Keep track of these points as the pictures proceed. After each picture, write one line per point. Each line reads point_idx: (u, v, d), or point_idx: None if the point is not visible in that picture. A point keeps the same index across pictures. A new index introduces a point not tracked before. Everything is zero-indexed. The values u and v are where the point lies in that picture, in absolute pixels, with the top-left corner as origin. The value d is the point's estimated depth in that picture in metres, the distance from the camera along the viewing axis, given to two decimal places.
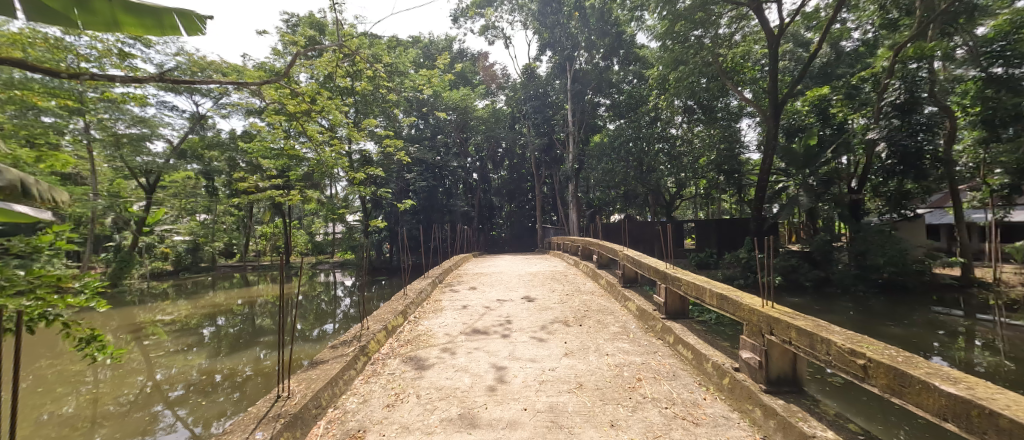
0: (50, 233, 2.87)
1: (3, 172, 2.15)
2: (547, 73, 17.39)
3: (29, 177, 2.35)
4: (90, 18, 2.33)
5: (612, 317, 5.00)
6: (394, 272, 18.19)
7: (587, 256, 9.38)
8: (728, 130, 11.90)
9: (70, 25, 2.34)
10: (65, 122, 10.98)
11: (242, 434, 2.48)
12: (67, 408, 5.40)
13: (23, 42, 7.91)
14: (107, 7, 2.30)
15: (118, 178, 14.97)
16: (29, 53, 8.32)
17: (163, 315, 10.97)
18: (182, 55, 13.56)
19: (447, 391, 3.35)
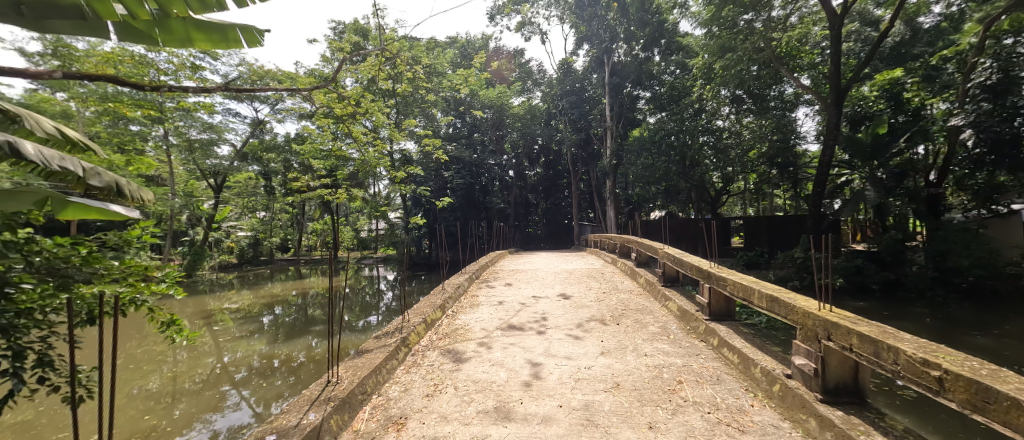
0: (138, 229, 3.23)
1: (102, 174, 2.71)
2: (585, 67, 17.06)
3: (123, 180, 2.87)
4: (168, 37, 2.41)
5: (651, 317, 4.83)
6: (433, 268, 18.67)
7: (626, 254, 9.12)
8: (783, 120, 10.92)
9: (152, 44, 2.43)
10: (147, 132, 12.27)
11: (297, 415, 2.66)
12: (153, 383, 5.97)
13: (115, 60, 8.90)
14: (181, 26, 2.38)
15: (191, 179, 16.48)
16: (120, 69, 9.34)
17: (229, 303, 11.96)
18: (244, 65, 14.65)
19: (483, 384, 3.37)
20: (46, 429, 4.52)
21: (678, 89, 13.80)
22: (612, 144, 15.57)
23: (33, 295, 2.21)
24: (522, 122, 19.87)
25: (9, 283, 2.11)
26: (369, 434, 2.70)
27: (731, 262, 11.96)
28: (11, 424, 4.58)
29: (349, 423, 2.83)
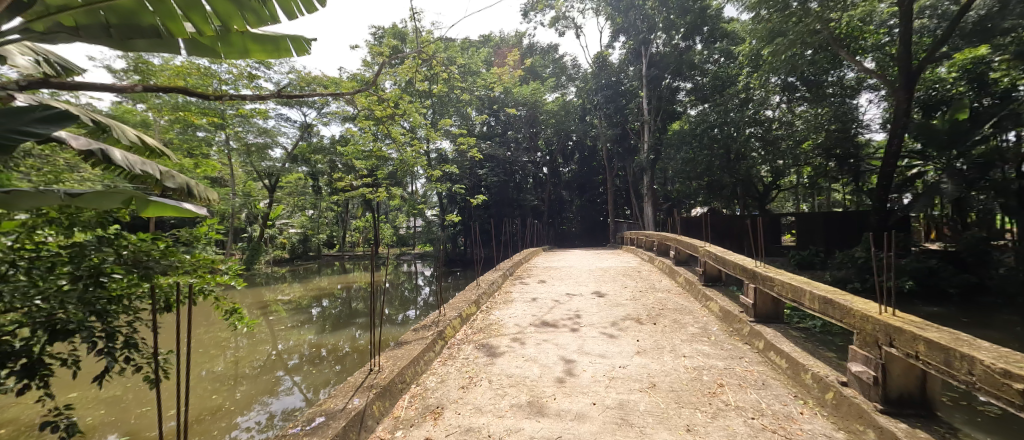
0: (205, 226, 3.50)
1: (178, 178, 3.37)
2: (621, 61, 16.61)
3: (193, 181, 3.48)
4: (230, 49, 2.84)
5: (690, 317, 4.64)
6: (468, 265, 18.97)
7: (664, 252, 8.82)
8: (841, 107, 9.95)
9: (215, 56, 2.84)
10: (211, 138, 13.36)
11: (342, 400, 2.81)
12: (218, 366, 6.47)
13: (185, 73, 9.76)
14: (242, 40, 2.81)
15: (248, 180, 17.74)
16: (189, 81, 10.21)
17: (282, 295, 12.79)
18: (294, 72, 15.54)
19: (516, 379, 3.37)
20: (133, 403, 5.03)
21: (722, 80, 13.19)
22: (650, 139, 15.13)
23: (120, 284, 2.46)
24: (556, 119, 19.69)
25: (103, 273, 2.36)
26: (407, 422, 2.79)
27: (780, 262, 11.29)
28: (104, 398, 5.13)
29: (389, 409, 2.94)
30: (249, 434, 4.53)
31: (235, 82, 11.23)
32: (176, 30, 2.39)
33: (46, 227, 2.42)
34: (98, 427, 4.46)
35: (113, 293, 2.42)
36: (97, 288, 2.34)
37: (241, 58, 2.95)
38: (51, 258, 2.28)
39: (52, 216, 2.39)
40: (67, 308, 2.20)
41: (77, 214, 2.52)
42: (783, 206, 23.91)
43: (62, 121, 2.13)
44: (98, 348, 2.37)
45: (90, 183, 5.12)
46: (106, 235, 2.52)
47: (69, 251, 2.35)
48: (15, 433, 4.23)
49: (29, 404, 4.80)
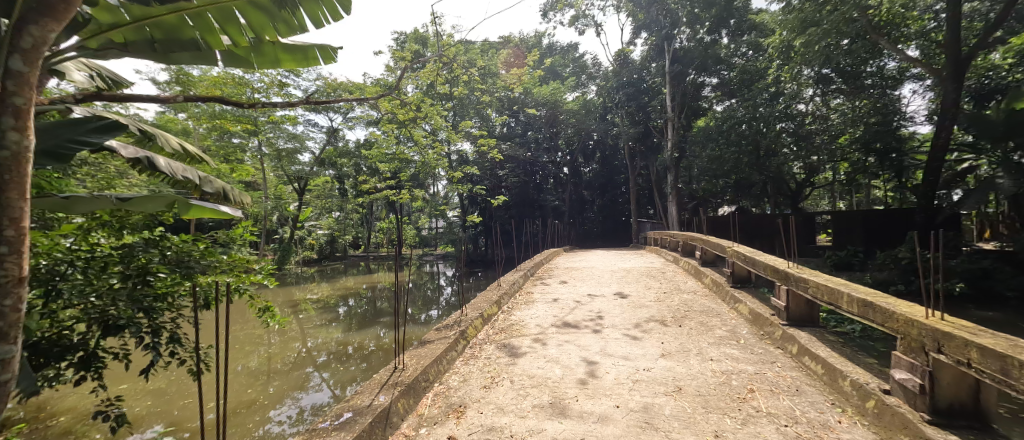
0: (240, 228, 3.65)
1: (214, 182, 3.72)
2: (643, 57, 16.31)
3: (228, 187, 3.85)
4: (263, 59, 3.23)
5: (718, 320, 4.49)
6: (489, 265, 19.06)
7: (689, 253, 8.58)
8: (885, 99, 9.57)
9: (249, 66, 3.23)
10: (245, 144, 13.93)
11: (368, 396, 2.85)
12: (252, 362, 6.72)
13: (222, 84, 10.26)
14: (274, 50, 3.18)
15: (279, 184, 18.40)
16: (224, 90, 10.69)
17: (311, 294, 13.21)
18: (321, 79, 16.02)
19: (538, 379, 3.34)
20: (175, 395, 5.28)
21: (750, 73, 12.64)
22: (673, 137, 14.81)
23: (164, 282, 2.94)
24: (577, 118, 19.49)
25: (149, 272, 2.86)
26: (431, 420, 2.81)
27: (814, 263, 10.80)
28: (149, 390, 5.39)
29: (413, 407, 2.97)
30: (282, 427, 4.68)
31: (267, 90, 11.66)
32: (214, 42, 2.81)
33: (101, 229, 2.97)
34: (145, 418, 4.70)
35: (158, 290, 2.89)
36: (143, 285, 2.85)
37: (270, 69, 3.34)
38: (104, 258, 2.75)
39: (104, 219, 2.94)
40: (119, 305, 2.66)
41: (126, 217, 3.09)
42: (818, 203, 22.83)
43: (112, 130, 2.55)
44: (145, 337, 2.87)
45: (138, 188, 5.44)
46: (152, 235, 3.05)
47: (119, 252, 2.84)
48: (72, 421, 4.50)
49: (84, 394, 5.10)
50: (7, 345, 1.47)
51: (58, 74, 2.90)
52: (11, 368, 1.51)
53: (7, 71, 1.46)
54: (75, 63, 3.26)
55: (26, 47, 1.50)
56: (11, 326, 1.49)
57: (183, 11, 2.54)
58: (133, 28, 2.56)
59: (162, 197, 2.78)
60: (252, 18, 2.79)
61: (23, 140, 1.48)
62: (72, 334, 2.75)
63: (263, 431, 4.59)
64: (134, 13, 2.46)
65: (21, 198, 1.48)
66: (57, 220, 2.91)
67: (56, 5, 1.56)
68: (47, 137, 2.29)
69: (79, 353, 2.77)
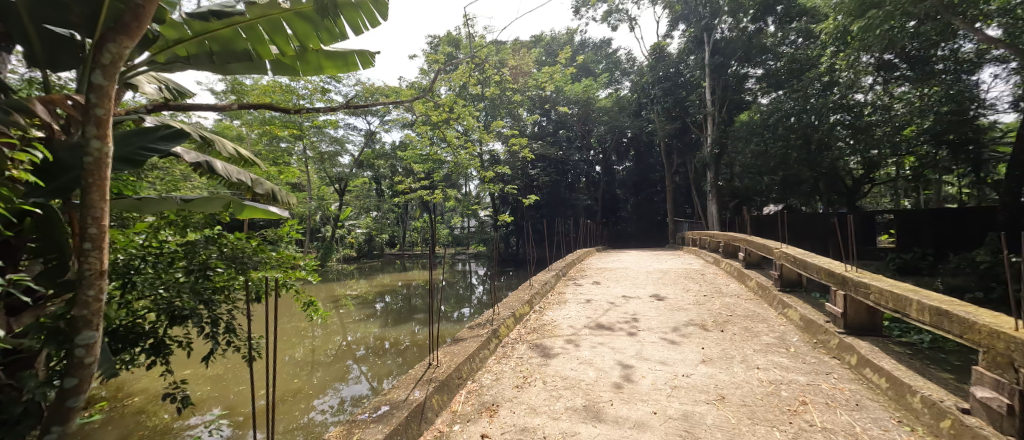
0: (287, 226, 3.78)
1: (264, 184, 3.92)
2: (680, 50, 15.76)
3: (277, 189, 4.04)
4: (307, 66, 3.36)
5: (764, 325, 4.23)
6: (521, 264, 19.08)
7: (731, 254, 8.14)
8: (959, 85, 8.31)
9: (295, 74, 3.37)
10: (292, 148, 14.65)
11: (404, 391, 2.90)
12: (298, 353, 7.04)
13: (271, 92, 10.87)
14: (317, 57, 3.30)
15: (322, 185, 19.30)
16: (274, 97, 11.33)
17: (351, 290, 13.75)
18: (360, 84, 16.65)
19: (572, 381, 3.26)
20: (231, 382, 5.59)
21: (800, 62, 11.72)
22: (713, 132, 14.16)
23: (222, 277, 3.12)
24: (610, 115, 19.07)
25: (209, 267, 3.05)
26: (464, 417, 2.82)
27: (873, 266, 9.99)
28: (209, 375, 5.76)
29: (447, 403, 2.99)
30: (325, 416, 4.87)
31: (311, 96, 12.20)
32: (264, 52, 3.00)
33: (167, 228, 3.27)
34: (205, 401, 5.04)
35: (216, 283, 3.07)
36: (204, 279, 3.04)
37: (314, 75, 3.48)
38: (171, 254, 3.04)
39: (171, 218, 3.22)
40: (183, 297, 2.91)
41: (190, 217, 3.36)
42: (877, 201, 21.08)
43: (177, 138, 2.69)
44: (205, 327, 3.12)
45: (199, 190, 5.85)
46: (211, 233, 3.28)
47: (183, 248, 3.08)
48: (145, 401, 4.91)
49: (154, 377, 5.52)
50: (89, 333, 1.62)
51: (132, 86, 3.14)
52: (92, 355, 1.66)
53: (91, 85, 1.59)
54: (145, 76, 3.52)
55: (105, 62, 1.60)
56: (94, 315, 1.63)
57: (237, 24, 2.73)
58: (194, 42, 2.74)
59: (219, 197, 2.96)
60: (298, 29, 2.94)
61: (104, 147, 1.61)
62: (145, 322, 3.08)
63: (307, 418, 4.81)
64: (196, 28, 2.67)
65: (103, 200, 1.62)
66: (131, 219, 3.20)
67: (130, 23, 1.66)
68: (123, 145, 2.47)
69: (151, 339, 3.09)
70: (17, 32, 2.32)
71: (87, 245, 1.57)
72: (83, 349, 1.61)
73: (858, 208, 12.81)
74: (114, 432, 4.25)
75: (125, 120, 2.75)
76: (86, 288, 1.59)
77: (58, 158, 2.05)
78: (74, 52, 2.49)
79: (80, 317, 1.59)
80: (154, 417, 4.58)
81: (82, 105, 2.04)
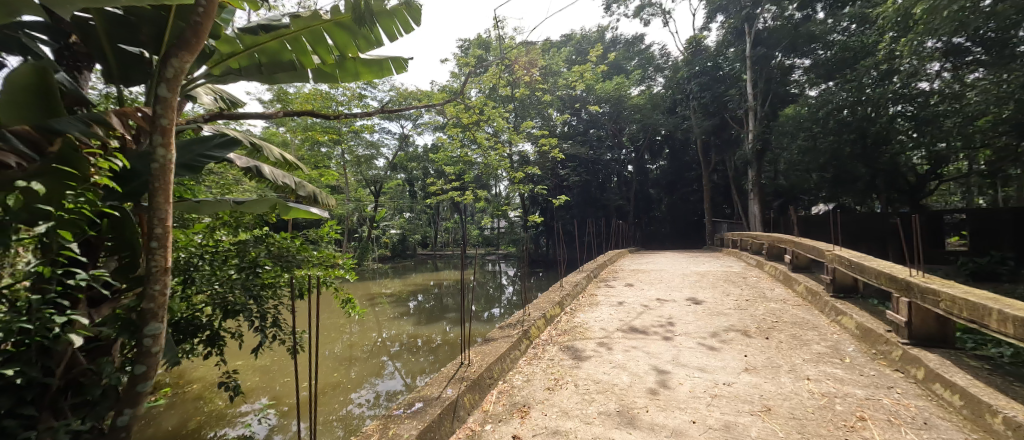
0: (328, 227, 3.87)
1: (306, 187, 4.09)
2: (719, 42, 15.09)
3: (318, 192, 4.21)
4: (346, 74, 3.45)
5: (815, 333, 3.96)
6: (551, 266, 18.96)
7: (776, 256, 7.67)
8: None
9: (335, 82, 3.47)
10: (331, 152, 15.26)
11: (437, 389, 2.91)
12: (336, 348, 7.29)
13: (313, 99, 11.36)
14: (355, 65, 3.40)
15: (359, 187, 20.04)
16: (315, 105, 11.86)
17: (386, 288, 14.19)
18: (394, 89, 17.12)
19: (605, 386, 3.17)
20: (278, 373, 5.86)
21: (853, 50, 10.95)
22: (756, 127, 13.44)
23: (269, 274, 3.32)
24: (643, 113, 18.57)
25: (258, 264, 3.26)
26: (495, 417, 2.79)
27: (942, 272, 9.14)
28: (258, 366, 6.07)
29: (479, 403, 2.98)
30: (362, 409, 5.01)
31: (349, 102, 12.65)
32: (307, 62, 3.14)
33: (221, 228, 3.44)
34: (254, 390, 5.32)
35: (264, 280, 3.28)
36: (253, 276, 3.25)
37: (352, 82, 3.59)
38: (225, 252, 3.22)
39: (224, 218, 3.36)
40: (235, 292, 3.18)
41: (241, 218, 3.54)
42: (945, 199, 19.22)
43: (231, 146, 2.83)
44: (254, 321, 3.36)
45: (249, 193, 6.19)
46: (261, 233, 3.46)
47: (235, 247, 3.30)
48: (202, 388, 5.22)
49: (210, 365, 5.87)
50: (155, 324, 1.73)
51: (192, 98, 3.35)
52: (159, 344, 1.76)
53: (157, 98, 1.69)
54: (203, 88, 3.72)
55: (168, 76, 1.70)
56: (159, 308, 1.74)
57: (283, 37, 2.88)
58: (245, 55, 2.88)
59: (266, 200, 3.08)
60: (339, 39, 3.06)
61: (168, 154, 1.72)
62: (202, 315, 3.30)
63: (346, 411, 4.96)
64: (247, 41, 2.83)
65: (167, 203, 1.73)
66: (189, 220, 3.25)
67: (190, 40, 1.74)
68: (183, 153, 2.62)
69: (207, 331, 3.31)
70: (96, 53, 2.51)
71: (154, 243, 1.68)
72: (150, 339, 1.72)
73: (922, 206, 11.75)
74: (176, 416, 4.56)
75: (186, 129, 2.93)
76: (152, 283, 1.71)
77: (132, 165, 2.18)
78: (142, 68, 2.64)
79: (147, 310, 1.71)
80: (210, 403, 4.88)
81: (151, 115, 2.19)
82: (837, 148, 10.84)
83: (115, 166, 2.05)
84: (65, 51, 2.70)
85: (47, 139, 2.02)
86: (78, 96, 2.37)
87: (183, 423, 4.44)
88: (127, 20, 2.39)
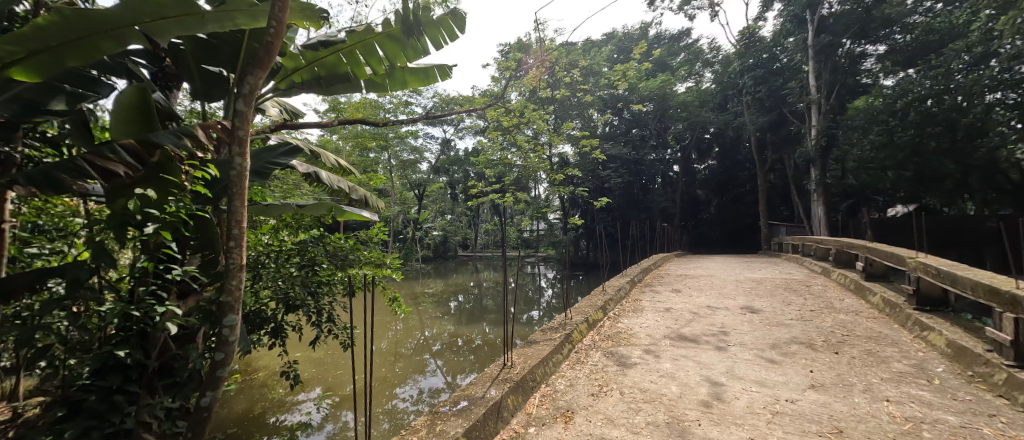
0: (378, 228, 4.01)
1: (358, 190, 4.29)
2: (776, 32, 14.10)
3: (369, 195, 4.39)
4: (395, 83, 3.59)
5: (894, 350, 3.57)
6: (592, 268, 18.59)
7: (845, 262, 7.01)
8: None
9: (385, 91, 3.62)
10: (378, 158, 16.05)
11: (481, 388, 2.93)
12: (383, 344, 7.58)
13: (363, 107, 11.96)
14: (404, 75, 3.54)
15: (404, 191, 20.78)
16: (363, 112, 12.42)
17: (427, 288, 14.58)
18: (436, 95, 17.58)
19: (653, 395, 3.04)
20: (330, 365, 6.21)
21: (939, 32, 10.05)
22: (819, 122, 12.40)
23: (325, 272, 3.57)
24: (689, 110, 17.80)
25: (315, 263, 3.50)
26: (539, 420, 2.77)
27: None
28: (314, 358, 6.45)
29: (522, 405, 2.98)
30: (406, 404, 5.18)
31: (395, 109, 13.19)
32: (361, 74, 3.29)
33: (284, 229, 3.68)
34: (310, 380, 5.66)
35: (321, 277, 3.51)
36: (312, 273, 3.48)
37: (400, 90, 3.73)
38: (287, 251, 3.47)
39: (287, 220, 3.62)
40: (295, 288, 3.41)
41: (301, 219, 3.79)
42: None
43: (294, 154, 3.04)
44: (311, 316, 3.59)
45: (307, 196, 6.61)
46: (318, 233, 3.67)
47: (296, 247, 3.53)
48: (266, 376, 5.64)
49: (272, 355, 6.32)
50: (233, 316, 1.88)
51: (261, 110, 3.64)
52: (235, 334, 1.91)
53: (235, 112, 1.85)
54: (270, 101, 4.05)
55: (245, 92, 1.85)
56: (236, 301, 1.89)
57: (340, 51, 3.03)
58: (307, 70, 3.06)
59: (323, 203, 3.27)
60: (389, 49, 3.18)
61: (244, 162, 1.86)
62: (268, 309, 3.56)
63: (391, 405, 5.15)
64: (308, 57, 3.00)
65: (243, 206, 1.88)
66: (258, 222, 3.67)
67: (263, 57, 1.87)
68: (254, 161, 2.85)
69: (271, 324, 3.56)
70: (184, 73, 2.79)
71: (232, 242, 1.83)
72: (228, 329, 1.87)
73: None
74: (243, 401, 4.94)
75: (256, 140, 3.19)
76: (230, 278, 1.87)
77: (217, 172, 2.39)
78: (223, 85, 2.91)
79: (225, 302, 1.86)
80: (273, 390, 5.24)
81: (231, 126, 2.39)
82: (919, 143, 9.77)
83: (202, 173, 2.27)
84: (159, 74, 3.02)
85: (148, 152, 2.27)
86: (170, 112, 2.66)
87: (249, 407, 4.80)
88: (210, 43, 2.69)
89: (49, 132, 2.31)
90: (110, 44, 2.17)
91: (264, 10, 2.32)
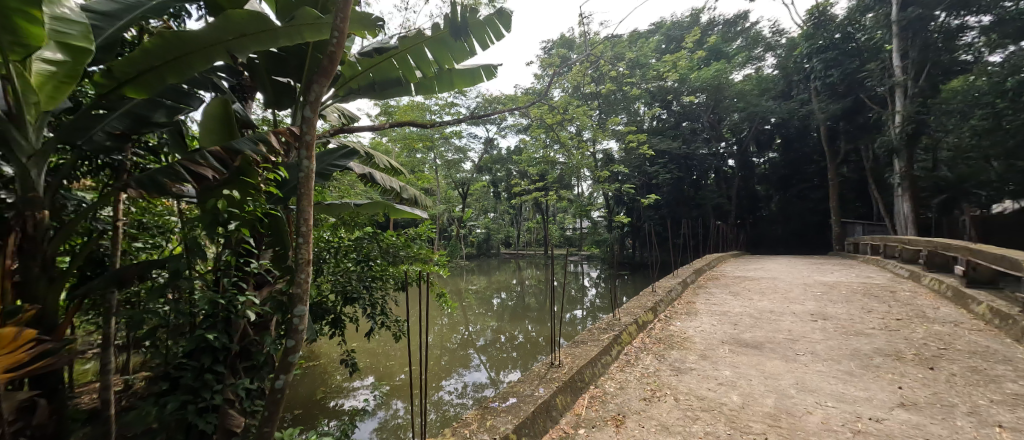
0: (426, 226, 4.13)
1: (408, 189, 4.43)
2: (850, 9, 12.73)
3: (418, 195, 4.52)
4: (444, 86, 3.67)
5: (1007, 368, 3.09)
6: (638, 268, 17.99)
7: (940, 266, 6.19)
8: None
9: (434, 93, 3.71)
10: (425, 158, 16.56)
11: (529, 386, 2.91)
12: (429, 338, 7.83)
13: (410, 109, 12.35)
14: (452, 77, 3.61)
15: (449, 190, 21.29)
16: (410, 115, 12.82)
17: (470, 284, 14.85)
18: (480, 94, 17.77)
19: (711, 403, 2.87)
20: (382, 355, 6.50)
21: None
22: (902, 107, 11.07)
23: (378, 267, 3.74)
24: (747, 100, 16.62)
25: (369, 259, 3.67)
26: (589, 422, 2.71)
27: None
28: (366, 348, 6.78)
29: (571, 405, 2.93)
30: (451, 396, 5.32)
31: (440, 110, 13.54)
32: (411, 77, 3.38)
33: (343, 226, 3.88)
34: (364, 369, 5.95)
35: (374, 272, 3.68)
36: (366, 268, 3.66)
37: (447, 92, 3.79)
38: (346, 246, 3.67)
39: (344, 218, 3.81)
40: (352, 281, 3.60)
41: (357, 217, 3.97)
42: None
43: (351, 156, 3.20)
44: (367, 308, 3.78)
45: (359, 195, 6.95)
46: (373, 231, 3.88)
47: (353, 243, 3.73)
48: (326, 363, 6.01)
49: (331, 344, 6.72)
50: (302, 306, 1.98)
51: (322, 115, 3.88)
52: (304, 324, 2.00)
53: (303, 118, 1.95)
54: (329, 106, 4.31)
55: (312, 99, 1.94)
56: (304, 294, 1.99)
57: (393, 57, 3.15)
58: (362, 76, 3.19)
59: (376, 202, 3.41)
60: (438, 53, 3.26)
61: (311, 164, 1.95)
62: (328, 301, 3.78)
63: (437, 397, 5.31)
64: (364, 64, 3.14)
65: (309, 204, 1.97)
66: (320, 219, 3.89)
67: (327, 66, 1.96)
68: (318, 163, 3.04)
69: (331, 315, 3.80)
70: (258, 84, 3.04)
71: (300, 239, 1.94)
72: (298, 319, 1.97)
73: None
74: (308, 385, 5.31)
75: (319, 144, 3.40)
76: (299, 271, 1.96)
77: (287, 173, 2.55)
78: (290, 94, 3.13)
79: (295, 294, 1.96)
80: (332, 377, 5.58)
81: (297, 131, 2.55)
82: None
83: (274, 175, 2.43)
84: (237, 86, 3.31)
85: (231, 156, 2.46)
86: (247, 120, 2.89)
87: (312, 391, 5.14)
88: (279, 56, 2.90)
89: (151, 140, 2.60)
90: (200, 62, 2.38)
91: (328, 22, 2.43)
